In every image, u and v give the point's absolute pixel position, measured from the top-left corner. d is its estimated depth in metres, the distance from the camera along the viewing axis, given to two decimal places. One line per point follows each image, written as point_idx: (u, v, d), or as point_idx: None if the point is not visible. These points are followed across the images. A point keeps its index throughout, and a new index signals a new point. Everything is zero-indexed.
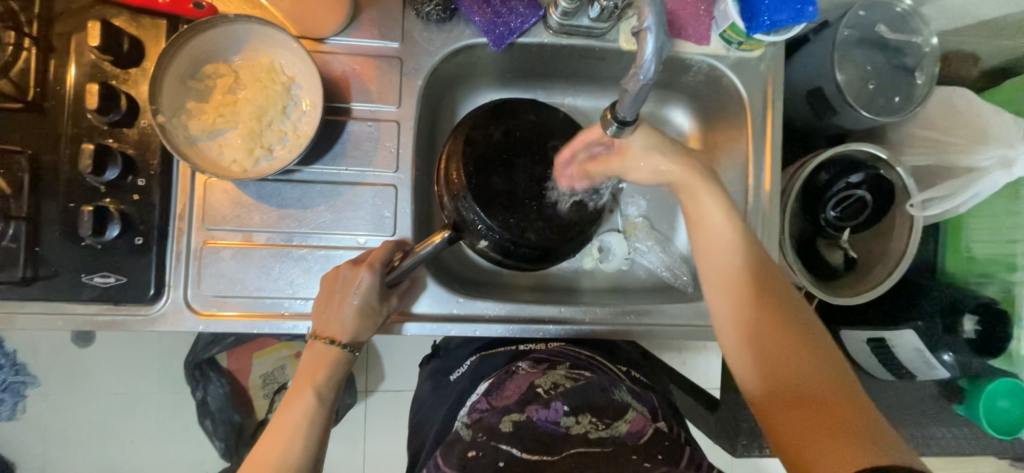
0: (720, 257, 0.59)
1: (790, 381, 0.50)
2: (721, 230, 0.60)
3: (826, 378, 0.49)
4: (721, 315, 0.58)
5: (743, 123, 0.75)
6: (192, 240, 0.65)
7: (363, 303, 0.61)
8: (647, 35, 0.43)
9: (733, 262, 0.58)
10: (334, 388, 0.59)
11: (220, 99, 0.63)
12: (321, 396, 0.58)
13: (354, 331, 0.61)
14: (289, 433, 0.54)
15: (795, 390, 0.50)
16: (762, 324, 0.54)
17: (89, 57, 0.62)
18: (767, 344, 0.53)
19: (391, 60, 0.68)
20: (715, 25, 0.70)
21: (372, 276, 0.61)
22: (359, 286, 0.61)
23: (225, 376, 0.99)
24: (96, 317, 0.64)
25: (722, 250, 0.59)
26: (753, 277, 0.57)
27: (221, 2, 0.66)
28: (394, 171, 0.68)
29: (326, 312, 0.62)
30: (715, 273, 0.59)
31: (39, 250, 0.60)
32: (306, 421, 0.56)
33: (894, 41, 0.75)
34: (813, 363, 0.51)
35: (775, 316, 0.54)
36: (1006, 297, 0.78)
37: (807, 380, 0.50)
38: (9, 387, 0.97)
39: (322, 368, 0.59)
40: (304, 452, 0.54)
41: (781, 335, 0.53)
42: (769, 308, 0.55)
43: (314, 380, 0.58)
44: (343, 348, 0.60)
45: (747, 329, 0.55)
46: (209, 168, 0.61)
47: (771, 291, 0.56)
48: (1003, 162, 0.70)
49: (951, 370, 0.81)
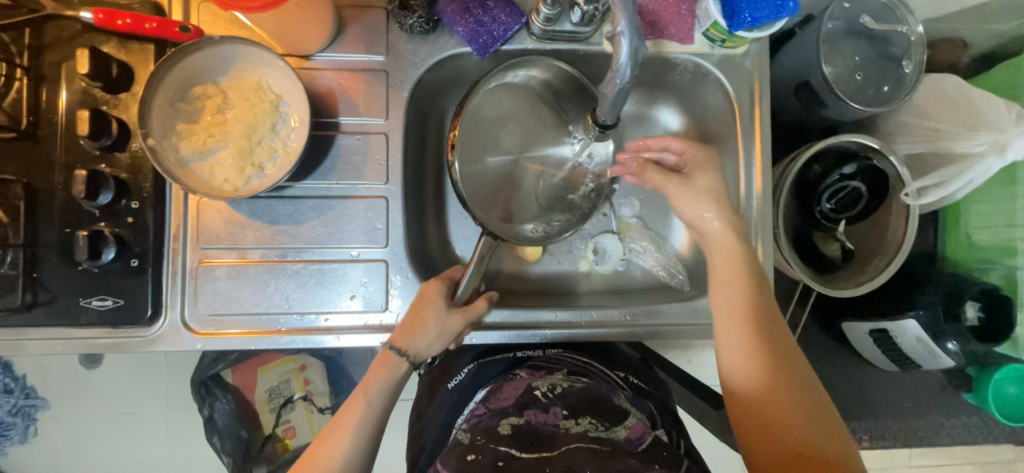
0: (737, 324, 0.57)
1: (808, 447, 0.48)
2: (735, 295, 0.59)
3: (844, 448, 0.48)
4: (740, 385, 0.54)
5: (730, 121, 0.75)
6: (187, 260, 0.66)
7: (434, 309, 0.64)
8: (621, 38, 0.44)
9: (752, 328, 0.56)
10: (386, 391, 0.61)
11: (209, 120, 0.64)
12: (370, 400, 0.60)
13: (420, 337, 0.63)
14: (343, 428, 0.58)
15: (814, 454, 0.48)
16: (782, 391, 0.52)
17: (80, 85, 0.63)
18: (787, 409, 0.51)
19: (377, 73, 0.69)
20: (698, 24, 0.70)
21: (442, 289, 0.65)
22: (431, 292, 0.65)
23: (231, 392, 0.99)
24: (95, 340, 0.64)
25: (736, 316, 0.58)
26: (773, 346, 0.55)
27: (208, 25, 0.67)
28: (384, 183, 0.68)
29: (406, 322, 0.64)
30: (736, 345, 0.56)
31: (37, 276, 0.61)
32: (360, 420, 0.58)
33: (880, 31, 0.75)
34: (830, 431, 0.49)
35: (796, 384, 0.53)
36: (1009, 283, 0.76)
37: (826, 448, 0.48)
38: (21, 411, 0.99)
39: (381, 369, 0.62)
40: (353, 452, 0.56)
41: (800, 402, 0.51)
42: (788, 377, 0.53)
43: (365, 384, 0.61)
44: (399, 356, 0.62)
45: (767, 397, 0.52)
46: (202, 189, 0.62)
47: (793, 362, 0.54)
48: (997, 146, 0.69)
49: (955, 357, 0.77)
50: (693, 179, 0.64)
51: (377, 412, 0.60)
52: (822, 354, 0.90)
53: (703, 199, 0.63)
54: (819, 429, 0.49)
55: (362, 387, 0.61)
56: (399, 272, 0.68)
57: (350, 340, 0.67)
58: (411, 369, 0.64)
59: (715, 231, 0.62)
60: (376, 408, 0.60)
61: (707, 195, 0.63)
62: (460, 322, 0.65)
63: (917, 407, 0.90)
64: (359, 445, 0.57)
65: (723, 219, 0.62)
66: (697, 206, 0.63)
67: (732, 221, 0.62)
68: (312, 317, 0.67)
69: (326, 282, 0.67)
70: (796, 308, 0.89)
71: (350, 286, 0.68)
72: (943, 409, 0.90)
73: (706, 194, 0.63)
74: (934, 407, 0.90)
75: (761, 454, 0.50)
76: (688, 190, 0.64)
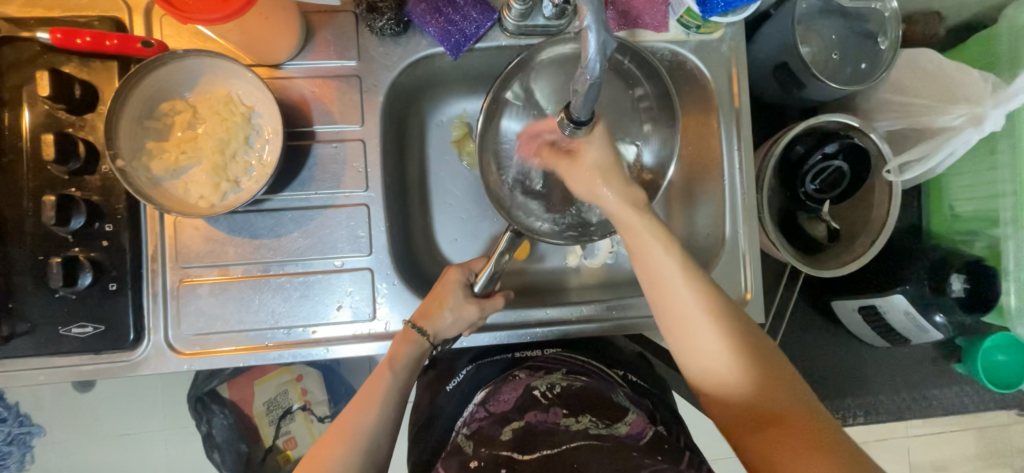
0: (676, 295, 0.52)
1: (764, 404, 0.48)
2: (664, 262, 0.53)
3: (795, 395, 0.48)
4: (691, 355, 0.52)
5: (711, 106, 0.74)
6: (168, 280, 0.65)
7: (456, 299, 0.64)
8: (589, 34, 0.43)
9: (686, 292, 0.52)
10: (410, 366, 0.60)
11: (180, 136, 0.62)
12: (396, 374, 0.58)
13: (440, 324, 0.63)
14: (369, 398, 0.56)
15: (770, 409, 0.48)
16: (734, 354, 0.50)
17: (43, 108, 0.61)
18: (740, 372, 0.49)
19: (350, 79, 0.67)
20: (672, 11, 0.70)
21: (460, 279, 0.65)
22: (453, 282, 0.65)
23: (229, 407, 0.98)
24: (79, 368, 0.63)
25: (671, 286, 0.52)
26: (718, 308, 0.51)
27: (172, 39, 0.65)
28: (364, 190, 0.67)
29: (426, 306, 0.64)
30: (677, 313, 0.52)
31: (12, 305, 0.60)
32: (387, 390, 0.57)
33: (854, 9, 0.75)
34: (784, 382, 0.49)
35: (746, 343, 0.50)
36: (992, 253, 0.77)
37: (782, 400, 0.48)
38: (16, 439, 0.97)
39: (403, 348, 0.61)
40: (381, 419, 0.55)
41: (753, 361, 0.50)
42: (739, 339, 0.50)
43: (392, 356, 0.60)
44: (421, 335, 0.62)
45: (720, 365, 0.50)
46: (176, 208, 0.60)
47: (741, 320, 0.52)
48: (974, 118, 0.69)
49: (944, 331, 0.78)
50: (580, 159, 0.57)
51: (401, 385, 0.59)
52: (815, 334, 0.91)
53: (593, 179, 0.57)
54: (773, 382, 0.49)
55: (388, 360, 0.59)
56: (385, 279, 0.67)
57: (340, 352, 0.66)
58: (429, 349, 0.63)
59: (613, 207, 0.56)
60: (401, 382, 0.59)
61: (595, 173, 0.56)
62: (477, 312, 0.64)
63: (910, 381, 0.91)
64: (386, 415, 0.56)
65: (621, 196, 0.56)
66: (589, 187, 0.57)
67: (629, 196, 0.56)
68: (300, 330, 0.66)
69: (311, 295, 0.66)
70: (786, 290, 0.90)
71: (336, 297, 0.67)
72: (936, 381, 0.91)
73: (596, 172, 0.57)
74: (928, 380, 0.91)
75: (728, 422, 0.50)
76: (573, 171, 0.58)
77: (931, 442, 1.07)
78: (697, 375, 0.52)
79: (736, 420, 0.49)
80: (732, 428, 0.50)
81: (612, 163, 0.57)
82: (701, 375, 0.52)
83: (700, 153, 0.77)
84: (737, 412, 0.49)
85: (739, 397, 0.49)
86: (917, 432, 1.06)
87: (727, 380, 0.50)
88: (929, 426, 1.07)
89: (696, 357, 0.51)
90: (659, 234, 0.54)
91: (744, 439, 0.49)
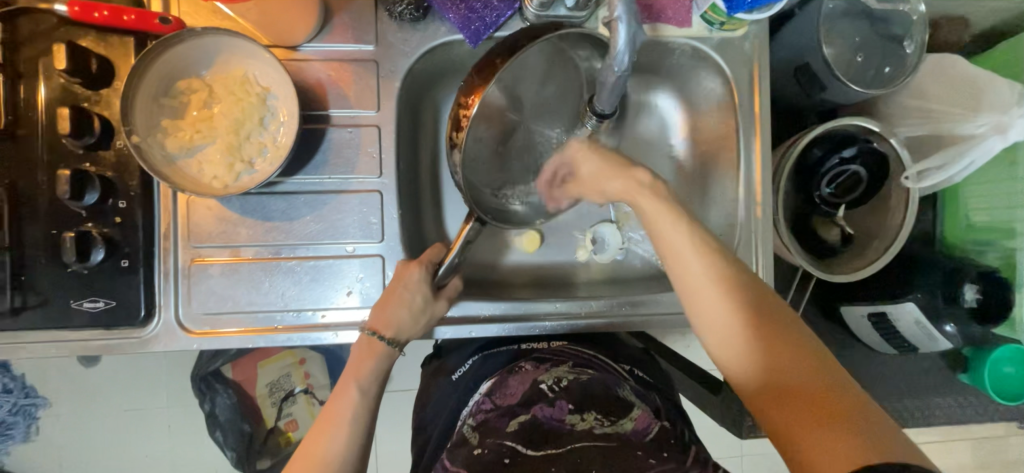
0: (687, 266, 0.53)
1: (782, 374, 0.47)
2: (675, 233, 0.54)
3: (820, 370, 0.46)
4: (703, 327, 0.52)
5: (730, 105, 0.73)
6: (180, 259, 0.65)
7: (416, 299, 0.63)
8: (618, 24, 0.44)
9: (700, 259, 0.53)
10: (377, 380, 0.59)
11: (195, 115, 0.62)
12: (363, 391, 0.57)
13: (399, 327, 0.62)
14: (335, 421, 0.55)
15: (789, 380, 0.46)
16: (746, 323, 0.50)
17: (58, 81, 0.60)
18: (754, 342, 0.49)
19: (366, 63, 0.67)
20: (695, 6, 0.68)
21: (423, 275, 0.64)
22: (413, 280, 0.63)
23: (232, 387, 0.98)
24: (90, 342, 0.64)
25: (681, 256, 0.54)
26: (730, 277, 0.52)
27: (189, 16, 0.64)
28: (378, 176, 0.67)
29: (383, 308, 0.62)
30: (691, 279, 0.53)
31: (25, 278, 0.60)
32: (353, 414, 0.56)
33: (881, 10, 0.73)
34: (804, 353, 0.47)
35: (759, 312, 0.50)
36: (1007, 264, 0.76)
37: (801, 370, 0.46)
38: (21, 410, 0.98)
39: (368, 361, 0.59)
40: (345, 449, 0.54)
41: (767, 331, 0.49)
42: (751, 308, 0.50)
43: (358, 370, 0.58)
44: (387, 344, 0.61)
45: (733, 335, 0.50)
46: (190, 187, 0.60)
47: (754, 290, 0.52)
48: (998, 127, 0.69)
49: (953, 340, 0.78)
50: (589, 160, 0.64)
51: (371, 406, 0.57)
52: (821, 339, 0.90)
53: (599, 180, 0.63)
54: (789, 352, 0.48)
55: (351, 375, 0.58)
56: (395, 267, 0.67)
57: (348, 337, 0.66)
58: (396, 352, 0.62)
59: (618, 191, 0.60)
60: (370, 401, 0.58)
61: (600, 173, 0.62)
62: (445, 306, 0.66)
63: (913, 389, 0.91)
64: (352, 444, 0.54)
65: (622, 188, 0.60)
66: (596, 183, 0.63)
67: (633, 182, 0.59)
68: (309, 313, 0.66)
69: (321, 279, 0.66)
70: (795, 294, 0.89)
71: (346, 282, 0.67)
72: (939, 390, 0.91)
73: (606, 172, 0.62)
74: (931, 388, 0.91)
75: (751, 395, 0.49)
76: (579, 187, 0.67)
77: (929, 450, 1.07)
78: (712, 347, 0.52)
79: (752, 391, 0.48)
80: (750, 400, 0.49)
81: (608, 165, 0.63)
82: (716, 346, 0.52)
83: (717, 152, 0.76)
84: (751, 382, 0.49)
85: (753, 367, 0.49)
86: (916, 440, 1.06)
87: (742, 349, 0.50)
88: (930, 435, 1.07)
89: (709, 324, 0.52)
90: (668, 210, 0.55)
91: (762, 411, 0.48)
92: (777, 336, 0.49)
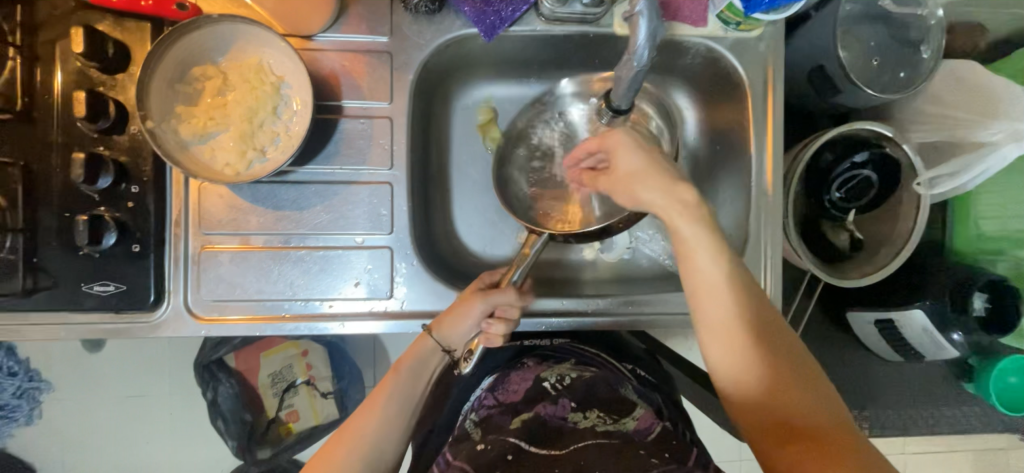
0: (714, 307, 0.52)
1: (792, 416, 0.48)
2: (706, 271, 0.53)
3: (828, 413, 0.48)
4: (720, 364, 0.52)
5: (743, 105, 0.73)
6: (190, 245, 0.65)
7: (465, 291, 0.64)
8: (640, 19, 0.46)
9: (727, 301, 0.52)
10: (412, 377, 0.60)
11: (209, 102, 0.62)
12: (401, 377, 0.60)
13: (441, 315, 0.63)
14: (370, 406, 0.57)
15: (803, 426, 0.48)
16: (768, 370, 0.50)
17: (75, 64, 0.61)
18: (770, 384, 0.50)
19: (381, 55, 0.67)
20: (712, 6, 0.68)
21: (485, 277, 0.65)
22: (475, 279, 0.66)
23: (235, 376, 0.99)
24: (99, 326, 0.64)
25: (715, 296, 0.52)
26: (752, 319, 0.52)
27: (206, 3, 0.65)
28: (389, 168, 0.67)
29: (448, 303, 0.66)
30: (716, 319, 0.52)
31: (37, 260, 0.60)
32: (389, 403, 0.58)
33: (898, 15, 0.73)
34: (820, 401, 0.49)
35: (781, 361, 0.51)
36: (1016, 274, 0.77)
37: (812, 413, 0.48)
38: (25, 394, 0.98)
39: (412, 346, 0.62)
40: (376, 435, 0.56)
41: (783, 374, 0.50)
42: (774, 354, 0.51)
43: (399, 364, 0.61)
44: (432, 340, 0.62)
45: (751, 379, 0.51)
46: (204, 173, 0.61)
47: (772, 332, 0.52)
48: (1013, 135, 0.69)
49: (960, 348, 0.77)
50: (616, 168, 0.58)
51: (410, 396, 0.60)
52: (827, 344, 0.89)
53: (634, 183, 0.56)
54: (801, 396, 0.49)
55: (393, 369, 0.60)
56: (404, 259, 0.67)
57: (355, 327, 0.66)
58: (445, 359, 0.64)
59: (655, 204, 0.54)
60: (410, 394, 0.60)
61: (633, 179, 0.56)
62: (479, 305, 0.61)
63: (917, 397, 0.90)
64: (384, 427, 0.56)
65: (666, 200, 0.54)
66: (628, 192, 0.56)
67: (675, 195, 0.54)
68: (316, 303, 0.66)
69: (329, 269, 0.67)
70: (801, 299, 0.88)
71: (354, 273, 0.67)
72: (945, 398, 0.90)
73: (647, 176, 0.55)
74: (936, 397, 0.90)
75: (759, 434, 0.50)
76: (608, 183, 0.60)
77: (930, 460, 1.07)
78: (726, 385, 0.52)
79: (759, 432, 0.50)
80: (757, 442, 0.50)
81: (648, 168, 0.56)
82: (728, 383, 0.52)
83: (728, 154, 0.76)
84: (761, 423, 0.50)
85: (766, 409, 0.50)
86: (916, 448, 1.06)
87: (754, 390, 0.50)
88: (932, 445, 1.06)
89: (727, 365, 0.52)
90: (708, 243, 0.52)
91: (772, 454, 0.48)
92: (793, 380, 0.50)
